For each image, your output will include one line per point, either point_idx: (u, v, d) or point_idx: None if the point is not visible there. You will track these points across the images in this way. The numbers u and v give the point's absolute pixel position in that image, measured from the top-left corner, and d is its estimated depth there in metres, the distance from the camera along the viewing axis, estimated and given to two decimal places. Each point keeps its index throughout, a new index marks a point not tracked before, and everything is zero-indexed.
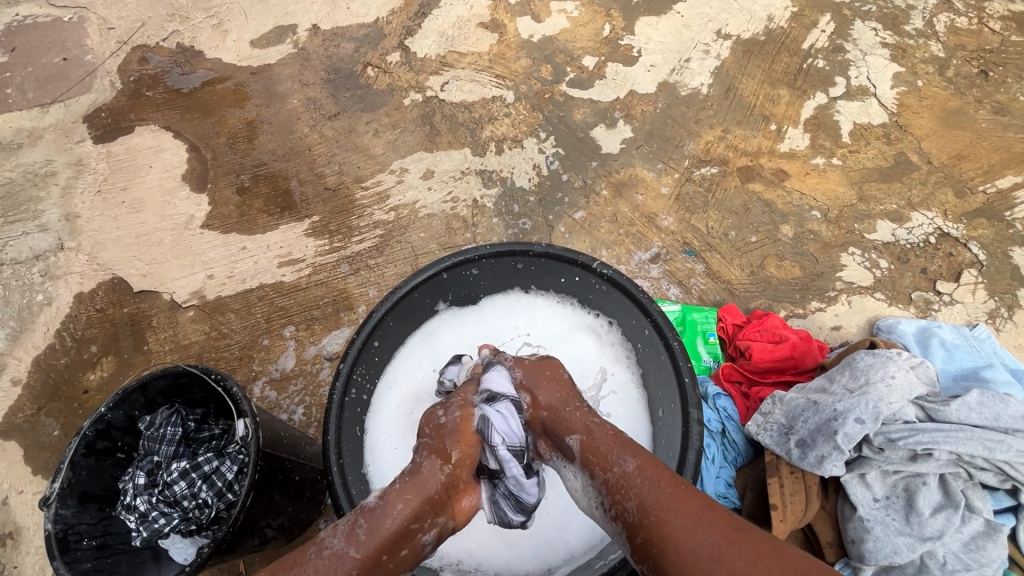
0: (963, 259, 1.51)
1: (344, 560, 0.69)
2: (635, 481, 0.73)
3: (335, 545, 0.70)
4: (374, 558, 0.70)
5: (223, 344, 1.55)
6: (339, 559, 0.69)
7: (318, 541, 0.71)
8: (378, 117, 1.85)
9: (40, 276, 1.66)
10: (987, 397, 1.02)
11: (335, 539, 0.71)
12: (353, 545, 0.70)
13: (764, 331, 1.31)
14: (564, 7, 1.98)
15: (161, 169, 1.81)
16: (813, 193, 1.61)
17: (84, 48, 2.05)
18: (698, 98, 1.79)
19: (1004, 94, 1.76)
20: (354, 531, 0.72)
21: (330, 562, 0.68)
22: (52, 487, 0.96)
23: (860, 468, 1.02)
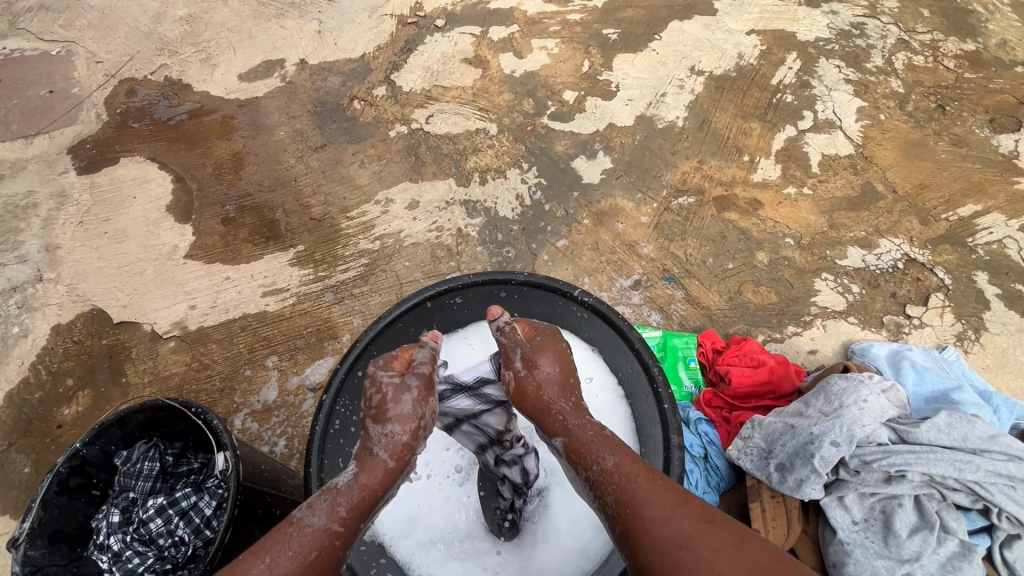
0: (929, 284, 1.56)
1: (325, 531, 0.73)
2: (617, 474, 0.74)
3: (315, 522, 0.73)
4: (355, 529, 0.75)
5: (204, 376, 1.53)
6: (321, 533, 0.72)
7: (296, 521, 0.72)
8: (363, 148, 1.89)
9: (17, 307, 1.63)
10: (954, 419, 1.04)
11: (315, 517, 0.73)
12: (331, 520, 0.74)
13: (742, 355, 1.33)
14: (545, 44, 2.06)
15: (146, 200, 1.81)
16: (786, 222, 1.67)
17: (71, 81, 2.07)
18: (674, 131, 1.86)
19: (961, 127, 1.86)
20: (335, 508, 0.75)
21: (313, 538, 0.71)
22: (22, 527, 0.94)
23: (838, 491, 1.04)
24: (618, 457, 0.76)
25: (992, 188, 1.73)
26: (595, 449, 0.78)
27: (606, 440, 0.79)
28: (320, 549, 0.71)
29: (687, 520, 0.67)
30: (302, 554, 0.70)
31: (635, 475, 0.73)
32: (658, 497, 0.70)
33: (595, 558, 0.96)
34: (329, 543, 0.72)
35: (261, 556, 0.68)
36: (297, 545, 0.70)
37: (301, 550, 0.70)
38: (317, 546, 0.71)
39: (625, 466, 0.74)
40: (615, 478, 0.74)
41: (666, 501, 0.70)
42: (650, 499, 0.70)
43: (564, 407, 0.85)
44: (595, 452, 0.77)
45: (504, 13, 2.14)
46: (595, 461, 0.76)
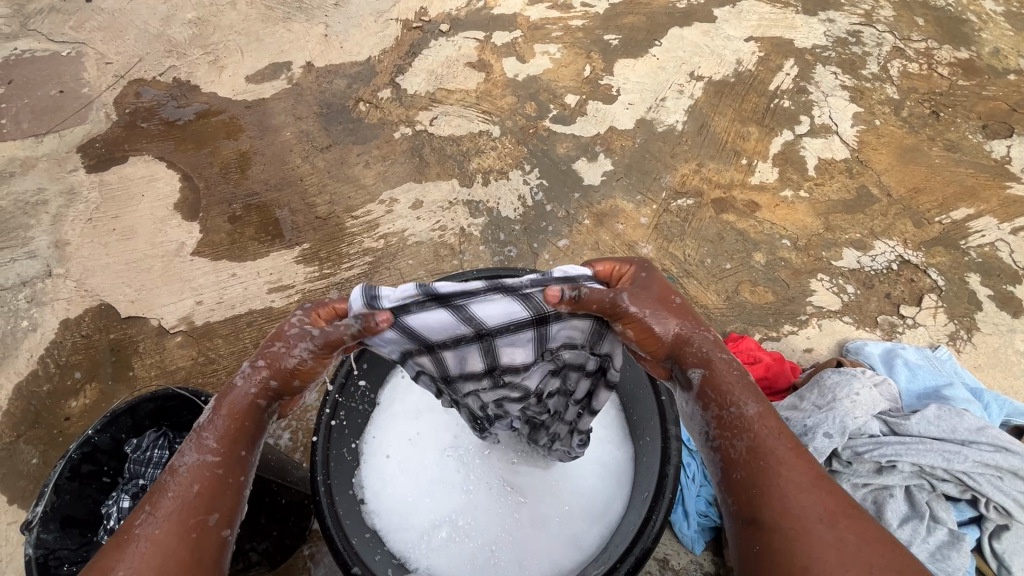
0: (923, 285, 1.59)
1: (201, 466, 0.68)
2: (753, 457, 0.67)
3: (183, 461, 0.69)
4: (235, 449, 0.70)
5: (210, 369, 1.56)
6: (193, 466, 0.68)
7: (171, 468, 0.69)
8: (368, 149, 1.92)
9: (26, 301, 1.66)
10: (944, 412, 1.08)
11: (186, 457, 0.69)
12: (203, 450, 0.69)
13: (739, 352, 1.36)
14: (547, 49, 2.11)
15: (154, 198, 1.85)
16: (783, 223, 1.70)
17: (81, 82, 2.11)
18: (673, 134, 1.89)
19: (955, 133, 1.90)
20: (202, 440, 0.70)
21: (190, 477, 0.67)
22: (35, 510, 0.96)
23: (832, 482, 1.06)
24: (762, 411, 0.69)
25: (985, 192, 1.76)
26: (738, 393, 0.70)
27: (750, 419, 0.68)
28: (202, 482, 0.67)
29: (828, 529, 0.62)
30: (182, 491, 0.67)
31: (774, 436, 0.67)
32: (796, 467, 0.66)
33: (588, 549, 0.98)
34: (209, 473, 0.68)
35: (143, 509, 0.66)
36: (176, 489, 0.67)
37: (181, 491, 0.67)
38: (198, 481, 0.67)
39: (768, 424, 0.68)
40: (756, 426, 0.68)
41: (806, 476, 0.65)
42: (791, 466, 0.66)
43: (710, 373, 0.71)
44: (736, 426, 0.68)
45: (508, 19, 2.18)
46: (738, 431, 0.68)
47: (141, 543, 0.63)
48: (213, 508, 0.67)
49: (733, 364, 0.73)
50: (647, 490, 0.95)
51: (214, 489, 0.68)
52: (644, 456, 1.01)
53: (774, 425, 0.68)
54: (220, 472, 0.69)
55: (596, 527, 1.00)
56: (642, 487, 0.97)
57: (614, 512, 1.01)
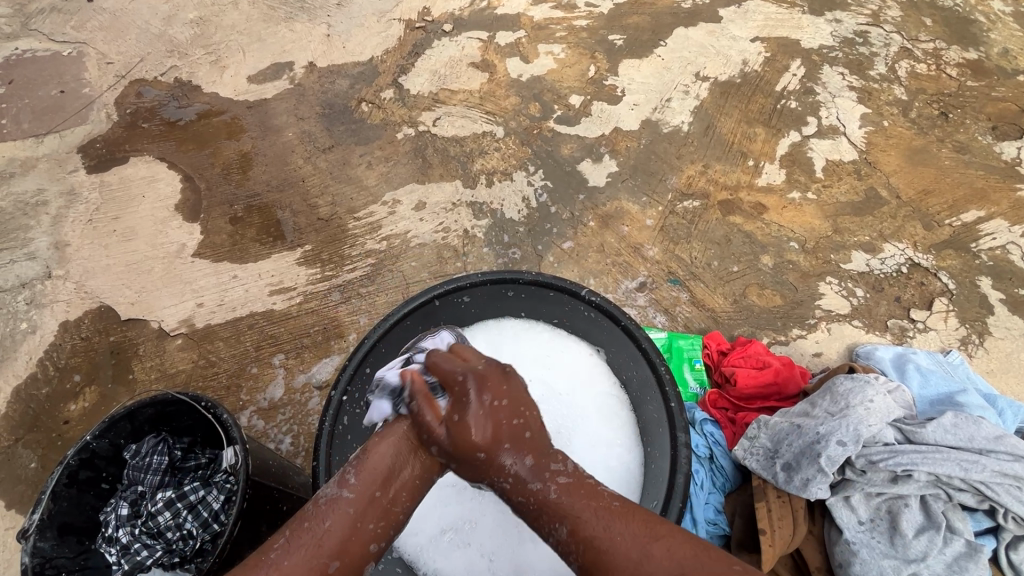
0: (933, 288, 1.57)
1: (338, 504, 0.71)
2: (576, 543, 0.66)
3: (328, 493, 0.72)
4: (369, 496, 0.72)
5: (211, 373, 1.54)
6: (335, 503, 0.71)
7: (314, 498, 0.73)
8: (371, 150, 1.90)
9: (25, 304, 1.65)
10: (960, 419, 1.05)
11: (329, 487, 0.73)
12: (346, 488, 0.72)
13: (748, 357, 1.34)
14: (551, 49, 2.09)
15: (154, 199, 1.83)
16: (790, 226, 1.68)
17: (82, 82, 2.09)
18: (679, 135, 1.87)
19: (964, 135, 1.88)
20: (347, 476, 0.73)
21: (330, 511, 0.70)
22: (32, 518, 0.94)
23: (845, 491, 1.04)
24: (570, 514, 0.68)
25: (995, 194, 1.74)
26: (550, 512, 0.69)
27: (561, 492, 0.70)
28: (335, 518, 0.70)
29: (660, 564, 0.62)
30: (317, 526, 0.69)
31: (590, 529, 0.66)
32: (621, 547, 0.64)
33: None
34: (343, 511, 0.70)
35: (280, 536, 0.69)
36: (314, 523, 0.69)
37: (317, 526, 0.69)
38: (331, 520, 0.69)
39: (581, 526, 0.66)
40: (575, 531, 0.67)
41: (627, 551, 0.63)
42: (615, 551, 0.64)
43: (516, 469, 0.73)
44: (549, 518, 0.69)
45: (511, 18, 2.16)
46: (551, 530, 0.68)
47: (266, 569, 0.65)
48: (336, 556, 0.67)
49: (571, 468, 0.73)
50: (655, 498, 0.95)
51: (343, 537, 0.69)
52: (652, 463, 1.01)
53: (586, 517, 0.67)
54: (353, 517, 0.70)
55: None
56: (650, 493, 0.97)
57: None
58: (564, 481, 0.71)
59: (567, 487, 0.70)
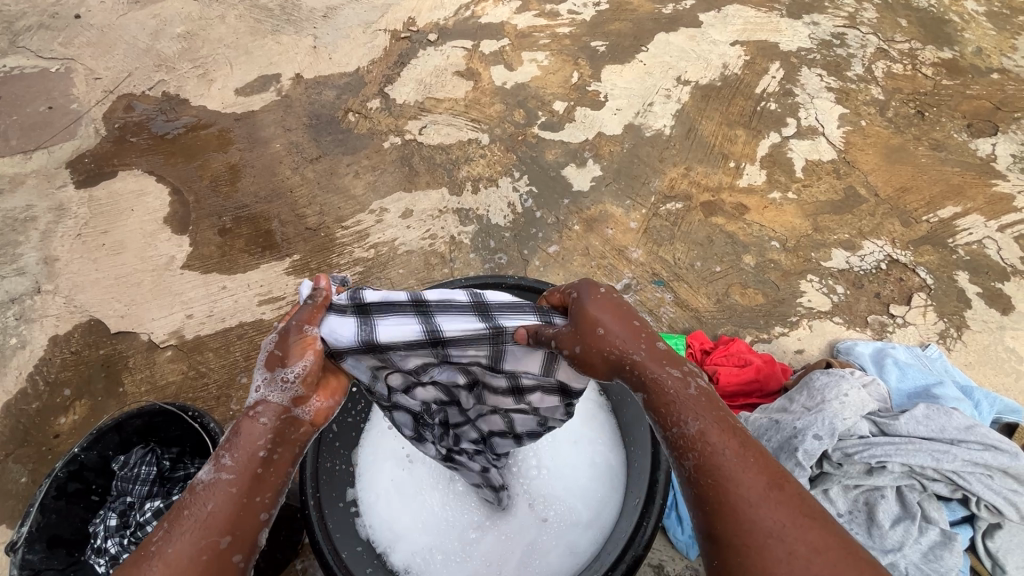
0: (912, 284, 1.60)
1: (218, 485, 0.63)
2: (702, 443, 0.61)
3: (203, 479, 0.64)
4: (251, 473, 0.64)
5: (201, 384, 1.55)
6: (212, 487, 0.63)
7: (190, 486, 0.65)
8: (358, 160, 1.92)
9: (15, 319, 1.65)
10: (932, 411, 1.08)
11: (202, 472, 0.64)
12: (222, 470, 0.64)
13: (730, 355, 1.36)
14: (535, 57, 2.12)
15: (143, 212, 1.84)
16: (772, 225, 1.71)
17: (69, 98, 2.11)
18: (662, 139, 1.90)
19: (940, 132, 1.91)
20: (219, 457, 0.64)
21: (206, 493, 0.63)
22: (20, 531, 0.94)
23: (823, 484, 1.07)
24: (704, 422, 0.63)
25: (972, 190, 1.78)
26: (679, 407, 0.64)
27: (694, 396, 0.65)
28: (217, 500, 0.62)
29: (781, 509, 0.56)
30: (200, 511, 0.62)
31: (725, 446, 0.60)
32: (751, 479, 0.58)
33: (583, 555, 0.97)
34: (223, 492, 0.63)
35: (159, 527, 0.62)
36: (190, 508, 0.62)
37: (198, 510, 0.62)
38: (214, 502, 0.62)
39: (713, 434, 0.61)
40: (700, 446, 0.61)
41: (758, 480, 0.58)
42: (743, 483, 0.57)
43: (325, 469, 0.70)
44: (676, 411, 0.64)
45: (495, 27, 2.20)
46: (677, 423, 0.63)
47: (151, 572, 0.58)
48: (225, 533, 0.61)
49: (686, 380, 0.66)
50: (638, 493, 0.94)
51: (230, 515, 0.62)
52: (633, 459, 1.02)
53: (723, 427, 0.62)
54: (238, 495, 0.63)
55: (591, 531, 1.00)
56: (633, 491, 0.98)
57: (605, 514, 1.01)
58: (704, 386, 0.66)
59: (704, 395, 0.65)
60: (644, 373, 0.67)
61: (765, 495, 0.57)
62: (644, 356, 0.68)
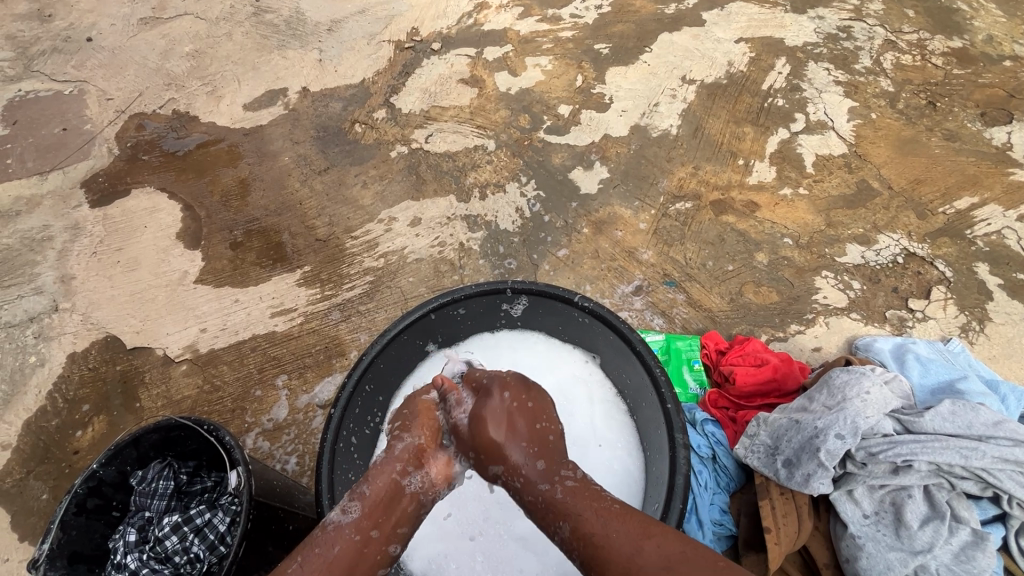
0: (931, 277, 1.57)
1: (345, 531, 0.76)
2: (577, 542, 0.73)
3: (333, 518, 0.77)
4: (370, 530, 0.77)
5: (216, 398, 1.56)
6: (341, 530, 0.76)
7: (323, 523, 0.77)
8: (365, 170, 1.93)
9: (34, 337, 1.68)
10: (958, 407, 1.06)
11: (334, 514, 0.78)
12: (347, 515, 0.78)
13: (746, 355, 1.35)
14: (538, 62, 2.12)
15: (156, 229, 1.86)
16: (783, 222, 1.69)
17: (83, 119, 2.15)
18: (668, 139, 1.89)
19: (953, 122, 1.88)
20: (349, 504, 0.79)
21: (335, 535, 0.75)
22: (41, 549, 0.96)
23: (847, 485, 1.05)
24: (574, 518, 0.74)
25: (988, 180, 1.74)
26: (555, 512, 0.76)
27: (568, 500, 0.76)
28: (343, 545, 0.75)
29: (648, 553, 0.67)
30: (326, 552, 0.74)
31: (592, 535, 0.71)
32: (618, 546, 0.69)
33: None
34: (348, 538, 0.76)
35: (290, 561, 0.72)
36: (321, 546, 0.74)
37: (324, 547, 0.74)
38: (341, 545, 0.75)
39: (583, 526, 0.73)
40: (578, 518, 0.74)
41: (624, 546, 0.69)
42: (619, 542, 0.69)
43: (518, 481, 0.82)
44: (557, 517, 0.76)
45: (498, 34, 2.20)
46: (556, 529, 0.75)
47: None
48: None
49: (584, 489, 0.77)
50: (658, 501, 0.93)
51: (351, 556, 0.75)
52: (651, 465, 1.00)
53: (587, 518, 0.73)
54: (358, 544, 0.76)
55: None
56: (653, 497, 0.95)
57: None
58: (571, 485, 0.78)
59: (573, 488, 0.77)
60: (528, 494, 0.80)
61: (620, 544, 0.69)
62: (527, 477, 0.81)
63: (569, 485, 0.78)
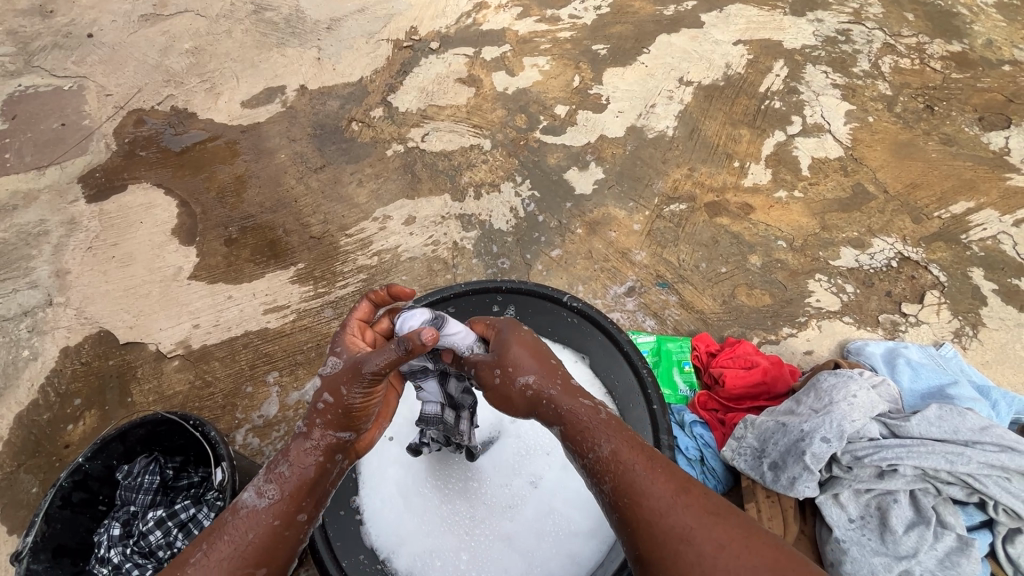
0: (925, 281, 1.56)
1: (261, 515, 0.68)
2: (614, 463, 0.66)
3: (246, 502, 0.68)
4: (293, 505, 0.69)
5: (207, 394, 1.56)
6: (256, 516, 0.68)
7: (235, 503, 0.69)
8: (361, 168, 1.94)
9: (28, 331, 1.68)
10: (945, 411, 1.06)
11: (249, 497, 0.69)
12: (264, 499, 0.68)
13: (736, 357, 1.34)
14: (536, 62, 2.12)
15: (152, 225, 1.87)
16: (778, 225, 1.68)
17: (81, 114, 2.16)
18: (665, 140, 1.89)
19: (951, 127, 1.87)
20: (265, 485, 0.69)
21: (249, 520, 0.67)
22: (24, 541, 0.96)
23: (833, 488, 1.04)
24: (614, 442, 0.68)
25: (985, 185, 1.73)
26: (588, 432, 0.69)
27: (601, 424, 0.70)
28: (260, 531, 0.67)
29: (689, 512, 0.61)
30: (240, 538, 0.66)
31: (633, 462, 0.65)
32: (657, 487, 0.63)
33: (586, 564, 0.97)
34: (266, 522, 0.68)
35: (199, 547, 0.67)
36: (231, 533, 0.66)
37: (237, 534, 0.66)
38: (257, 532, 0.67)
39: (622, 453, 0.66)
40: (612, 465, 0.66)
41: (663, 490, 0.63)
42: (652, 491, 0.63)
43: (552, 391, 0.73)
44: (591, 435, 0.69)
45: (496, 34, 2.20)
46: (591, 448, 0.68)
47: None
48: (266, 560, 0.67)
49: (615, 419, 0.71)
50: None
51: (267, 540, 0.67)
52: None
53: (628, 445, 0.67)
54: (278, 528, 0.68)
55: (593, 542, 0.98)
56: None
57: (607, 525, 0.99)
58: (609, 413, 0.71)
59: (611, 417, 0.71)
60: (560, 407, 0.71)
61: (665, 494, 0.63)
62: (558, 391, 0.73)
63: (603, 412, 0.71)
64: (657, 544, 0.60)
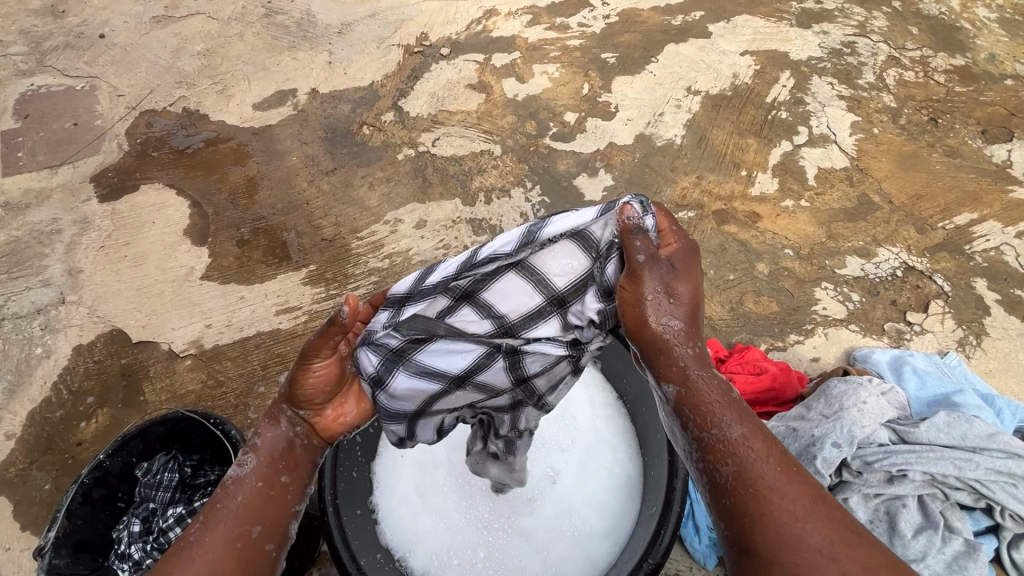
0: (929, 291, 1.59)
1: (246, 481, 0.77)
2: (740, 448, 0.66)
3: (233, 475, 0.78)
4: (275, 470, 0.79)
5: (219, 393, 1.57)
6: (243, 483, 0.77)
7: (225, 481, 0.77)
8: (373, 171, 1.96)
9: (40, 329, 1.69)
10: (953, 419, 1.08)
11: (236, 471, 0.78)
12: (247, 467, 0.78)
13: (746, 363, 1.35)
14: (546, 69, 2.15)
15: (164, 225, 1.88)
16: (785, 234, 1.71)
17: (94, 115, 2.17)
18: (673, 148, 1.91)
19: (954, 139, 1.90)
20: (246, 457, 0.79)
21: (239, 488, 0.76)
22: (47, 536, 0.97)
23: (843, 493, 1.06)
24: (745, 430, 0.67)
25: (988, 197, 1.76)
26: (715, 414, 0.69)
27: (731, 409, 0.69)
28: (247, 494, 0.76)
29: (819, 521, 0.61)
30: (231, 502, 0.75)
31: (761, 457, 0.65)
32: (787, 489, 0.63)
33: (600, 564, 0.97)
34: (252, 486, 0.77)
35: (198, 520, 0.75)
36: (224, 501, 0.75)
37: (229, 501, 0.75)
38: (244, 495, 0.76)
39: (751, 445, 0.66)
40: (738, 450, 0.66)
41: (794, 496, 0.63)
42: (784, 495, 0.63)
43: (687, 354, 0.72)
44: (720, 416, 0.68)
45: (506, 41, 2.23)
46: (716, 426, 0.68)
47: (188, 545, 0.71)
48: (257, 522, 0.75)
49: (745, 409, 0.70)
50: (654, 505, 0.93)
51: (257, 502, 0.76)
52: (650, 470, 1.01)
53: (758, 439, 0.67)
54: (263, 489, 0.77)
55: (607, 542, 0.99)
56: (650, 502, 0.95)
57: (622, 527, 1.00)
58: (737, 398, 0.71)
59: (740, 404, 0.70)
60: (689, 370, 0.71)
61: (799, 501, 0.62)
62: (691, 357, 0.72)
63: (734, 396, 0.70)
64: (773, 544, 0.61)
